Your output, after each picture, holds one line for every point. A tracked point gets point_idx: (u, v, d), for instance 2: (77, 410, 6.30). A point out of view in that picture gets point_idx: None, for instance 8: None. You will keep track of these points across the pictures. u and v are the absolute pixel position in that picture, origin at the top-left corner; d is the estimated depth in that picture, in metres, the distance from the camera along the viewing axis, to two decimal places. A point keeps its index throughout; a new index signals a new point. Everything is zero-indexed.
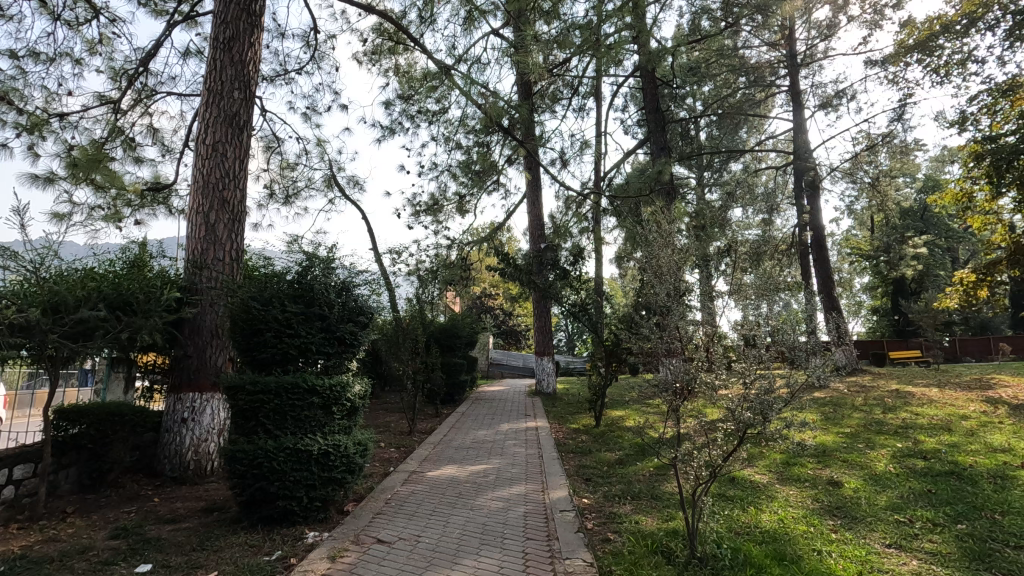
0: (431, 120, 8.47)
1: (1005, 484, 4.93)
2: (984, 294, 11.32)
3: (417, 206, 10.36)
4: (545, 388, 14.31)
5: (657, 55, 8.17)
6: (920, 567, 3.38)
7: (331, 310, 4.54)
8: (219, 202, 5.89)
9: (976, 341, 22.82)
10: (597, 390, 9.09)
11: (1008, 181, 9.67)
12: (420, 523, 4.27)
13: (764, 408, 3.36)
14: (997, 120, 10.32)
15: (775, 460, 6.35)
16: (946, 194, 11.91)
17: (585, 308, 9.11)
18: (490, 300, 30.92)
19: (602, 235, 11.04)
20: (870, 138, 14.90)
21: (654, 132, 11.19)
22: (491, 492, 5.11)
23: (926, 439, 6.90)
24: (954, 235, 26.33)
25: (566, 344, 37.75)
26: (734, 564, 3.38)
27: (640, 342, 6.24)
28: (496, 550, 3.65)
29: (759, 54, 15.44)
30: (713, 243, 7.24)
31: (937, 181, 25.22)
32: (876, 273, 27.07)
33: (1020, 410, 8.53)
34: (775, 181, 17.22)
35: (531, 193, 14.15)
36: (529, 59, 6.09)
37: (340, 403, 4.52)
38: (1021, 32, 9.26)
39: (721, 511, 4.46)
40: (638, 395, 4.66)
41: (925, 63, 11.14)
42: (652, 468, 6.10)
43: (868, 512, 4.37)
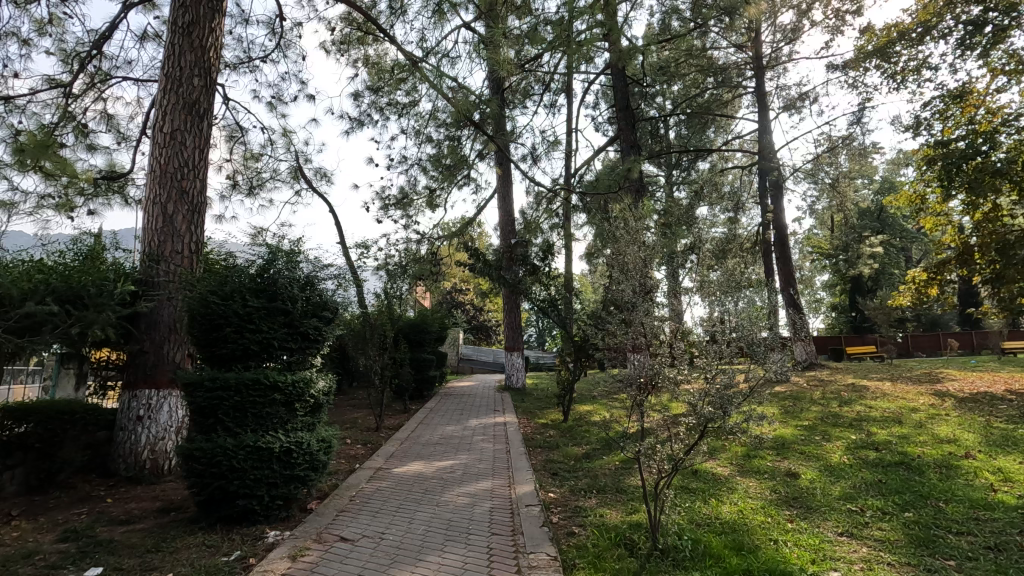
0: (401, 112, 8.36)
1: (950, 474, 5.17)
2: (935, 292, 11.87)
3: (386, 200, 10.22)
4: (514, 382, 14.36)
5: (628, 53, 8.22)
6: (869, 554, 3.53)
7: (295, 305, 4.44)
8: (177, 192, 5.69)
9: (927, 337, 23.88)
10: (565, 384, 9.25)
11: (958, 185, 10.11)
12: (385, 520, 4.22)
13: (724, 402, 3.44)
14: (949, 125, 10.78)
15: (736, 452, 6.51)
16: (900, 196, 12.38)
17: (554, 304, 9.18)
18: (460, 295, 30.81)
19: (572, 231, 11.11)
20: (831, 139, 15.39)
21: (624, 130, 11.30)
22: (457, 488, 5.09)
23: (878, 431, 7.18)
24: (908, 236, 27.43)
25: (536, 340, 37.99)
26: (694, 554, 3.47)
27: (607, 338, 6.33)
28: (461, 546, 3.65)
29: (726, 55, 15.76)
30: (680, 240, 7.37)
31: (892, 183, 26.22)
32: (835, 272, 28.01)
33: (966, 403, 8.97)
34: (740, 180, 17.62)
35: (501, 188, 14.11)
36: (499, 55, 6.08)
37: (304, 400, 4.41)
38: (970, 42, 9.66)
39: (682, 503, 4.55)
40: (605, 389, 4.73)
41: (884, 68, 11.54)
42: (618, 461, 6.20)
43: (823, 502, 4.53)
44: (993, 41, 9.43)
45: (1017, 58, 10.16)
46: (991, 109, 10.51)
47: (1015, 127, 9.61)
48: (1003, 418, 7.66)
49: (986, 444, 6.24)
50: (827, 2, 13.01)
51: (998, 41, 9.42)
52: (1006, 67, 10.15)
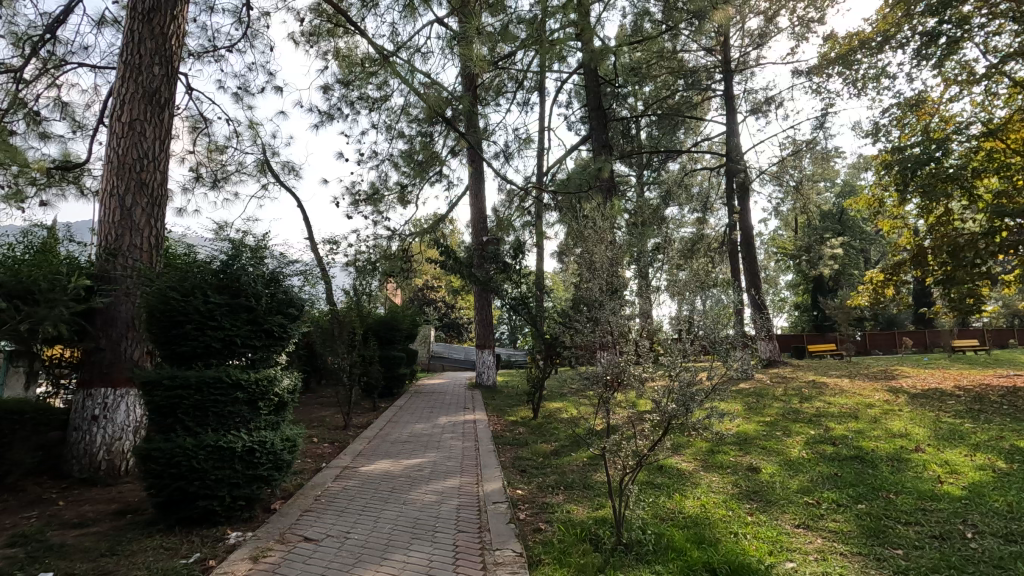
0: (372, 107, 8.24)
1: (901, 467, 5.40)
2: (891, 292, 12.36)
3: (356, 195, 10.07)
4: (485, 380, 14.36)
5: (600, 54, 8.28)
6: (823, 545, 3.66)
7: (259, 302, 4.35)
8: (137, 184, 5.50)
9: (884, 335, 24.82)
10: (535, 382, 9.31)
11: (913, 189, 10.47)
12: (350, 519, 4.18)
13: (687, 400, 3.50)
14: (906, 132, 11.19)
15: (701, 448, 6.67)
16: (860, 200, 12.83)
17: (525, 302, 9.20)
18: (432, 293, 30.65)
19: (543, 230, 11.16)
20: (796, 143, 15.84)
21: (596, 130, 11.42)
22: (425, 486, 5.08)
23: (835, 426, 7.46)
24: (868, 237, 28.45)
25: (508, 337, 38.00)
26: (657, 548, 3.54)
27: (577, 336, 6.40)
28: (427, 544, 3.64)
29: (696, 58, 16.05)
30: (649, 240, 7.48)
31: (853, 187, 27.13)
32: (798, 272, 28.84)
33: (917, 398, 9.37)
34: (709, 181, 17.95)
35: (473, 185, 14.08)
36: (471, 52, 6.04)
37: (268, 398, 4.33)
38: (926, 52, 10.04)
39: (647, 498, 4.64)
40: (573, 387, 4.78)
41: (846, 75, 11.91)
42: (585, 458, 6.27)
43: (781, 496, 4.68)
44: (947, 52, 9.83)
45: (968, 69, 10.62)
46: (944, 118, 10.99)
47: (967, 135, 10.05)
48: (952, 413, 8.01)
49: (934, 438, 6.52)
50: (793, 9, 13.36)
51: (951, 52, 9.83)
52: (958, 78, 10.61)
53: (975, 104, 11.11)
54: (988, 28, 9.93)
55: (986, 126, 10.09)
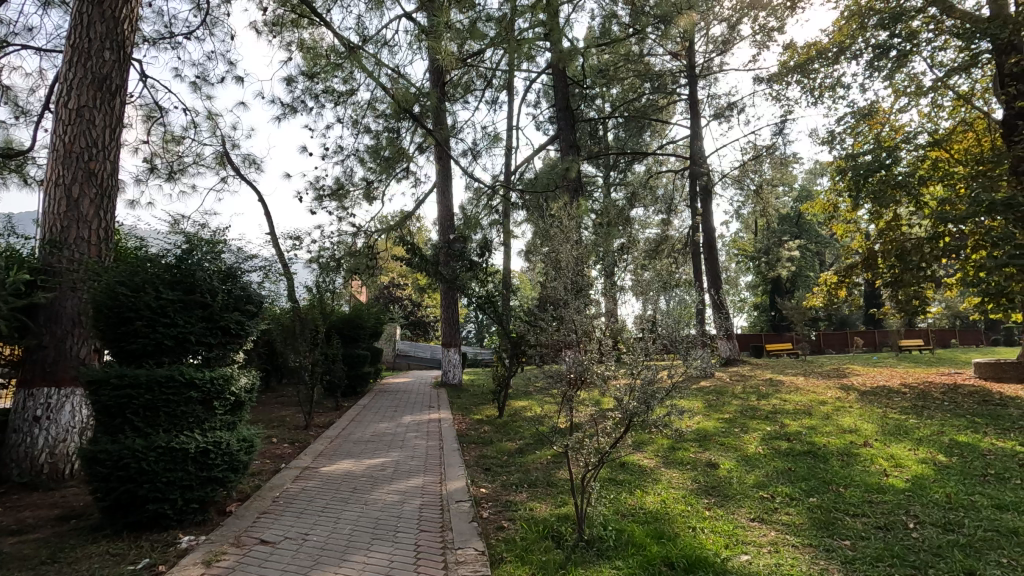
0: (337, 101, 8.09)
1: (851, 461, 5.63)
2: (844, 294, 12.85)
3: (320, 190, 9.85)
4: (451, 378, 14.29)
5: (569, 55, 8.33)
6: (776, 537, 3.78)
7: (215, 298, 4.21)
8: (84, 174, 5.25)
9: (837, 335, 25.82)
10: (501, 380, 9.31)
11: (865, 195, 10.92)
12: (309, 521, 4.09)
13: (647, 397, 3.56)
14: (858, 140, 11.66)
15: (662, 444, 6.79)
16: (816, 204, 13.31)
17: (491, 300, 9.17)
18: (398, 290, 30.35)
19: (510, 229, 11.17)
20: (756, 148, 16.32)
21: (563, 130, 11.49)
22: (388, 486, 5.02)
23: (790, 423, 7.71)
24: (822, 241, 29.57)
25: (474, 335, 37.81)
26: (617, 544, 3.60)
27: (542, 335, 6.42)
28: (388, 545, 3.60)
29: (662, 62, 16.32)
30: (614, 240, 7.56)
31: (809, 191, 28.09)
32: (758, 273, 29.72)
33: (867, 395, 9.79)
34: (673, 183, 18.30)
35: (440, 183, 13.97)
36: (439, 47, 5.99)
37: (223, 398, 4.20)
38: (879, 64, 10.47)
39: (609, 495, 4.70)
40: (538, 385, 4.81)
41: (803, 84, 12.32)
42: (549, 455, 6.31)
43: (738, 490, 4.81)
44: (897, 64, 10.28)
45: (916, 81, 11.14)
46: (894, 127, 11.52)
47: (915, 144, 10.54)
48: (897, 409, 8.41)
49: (881, 433, 6.82)
50: (755, 18, 13.73)
51: (901, 65, 10.28)
52: (907, 90, 11.11)
53: (923, 115, 11.67)
54: (935, 43, 10.43)
55: (932, 137, 10.61)
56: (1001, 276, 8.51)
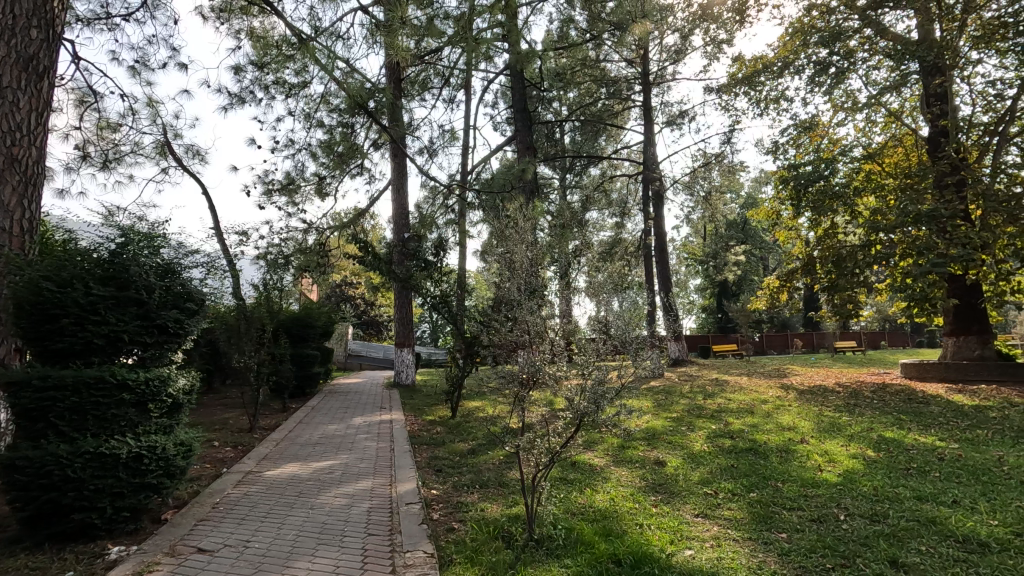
0: (288, 92, 7.83)
1: (788, 457, 5.91)
2: (785, 298, 13.47)
3: (269, 184, 9.52)
4: (404, 379, 14.10)
5: (526, 57, 8.37)
6: (719, 532, 3.92)
7: (151, 295, 4.01)
8: (6, 160, 4.88)
9: (778, 336, 27.01)
10: (454, 381, 9.25)
11: (805, 204, 11.48)
12: (251, 527, 3.95)
13: (597, 397, 3.63)
14: (800, 151, 12.24)
15: (612, 443, 6.91)
16: (761, 211, 13.89)
17: (446, 300, 9.10)
18: (351, 289, 29.74)
19: (466, 229, 11.13)
20: (705, 155, 16.89)
21: (520, 131, 11.54)
22: (335, 489, 4.91)
23: (733, 421, 8.02)
24: (766, 246, 30.92)
25: (429, 336, 37.40)
26: (567, 542, 3.64)
27: (495, 335, 6.42)
28: (334, 549, 3.51)
29: (618, 68, 16.65)
30: (569, 241, 7.64)
31: (754, 198, 29.26)
32: (706, 276, 30.77)
33: (805, 394, 10.28)
34: (627, 188, 18.69)
35: (395, 180, 13.77)
36: (395, 43, 5.92)
37: (160, 400, 3.99)
38: (819, 80, 11.02)
39: (560, 494, 4.75)
40: (491, 385, 4.80)
41: (751, 95, 12.82)
42: (501, 455, 6.32)
43: (684, 487, 4.96)
44: (836, 81, 10.85)
45: (852, 97, 11.80)
46: (833, 140, 12.17)
47: (851, 157, 11.16)
48: (832, 407, 8.88)
49: (816, 430, 7.18)
50: (706, 29, 14.20)
51: (839, 81, 10.86)
52: (844, 105, 11.75)
53: (858, 129, 12.37)
54: (870, 62, 11.07)
55: (866, 151, 11.25)
56: (925, 282, 9.11)
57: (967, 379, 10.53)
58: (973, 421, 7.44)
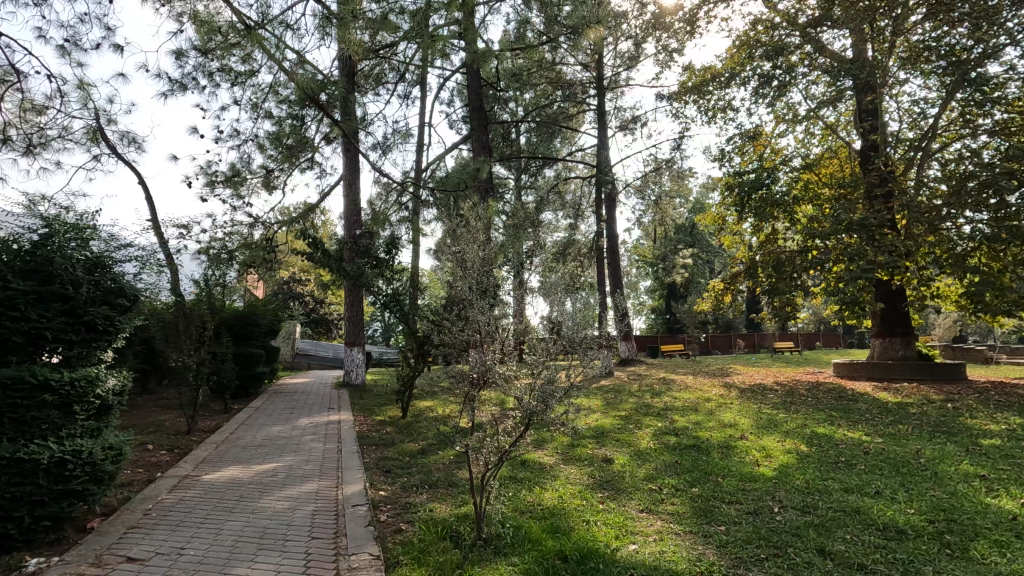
0: (234, 81, 7.53)
1: (728, 452, 6.15)
2: (728, 300, 14.02)
3: (212, 176, 9.12)
4: (353, 379, 13.80)
5: (483, 56, 8.35)
6: (662, 526, 4.04)
7: (78, 290, 3.78)
8: None
9: (722, 337, 27.98)
10: (405, 380, 9.12)
11: (749, 209, 11.98)
12: (187, 533, 3.78)
13: (546, 396, 3.69)
14: (744, 159, 12.76)
15: (561, 442, 7.00)
16: (708, 216, 14.39)
17: (398, 299, 8.97)
18: (299, 286, 28.90)
19: (419, 227, 11.01)
20: (656, 160, 17.35)
21: (476, 130, 11.52)
22: (278, 492, 4.76)
23: (679, 418, 8.29)
24: (712, 250, 32.08)
25: (380, 334, 36.77)
26: (514, 540, 3.66)
27: (447, 335, 6.38)
28: (276, 554, 3.41)
29: (573, 72, 16.88)
30: (523, 241, 7.69)
31: (701, 204, 30.31)
32: (655, 278, 31.64)
33: (745, 392, 10.72)
34: (581, 190, 18.96)
35: (347, 175, 13.45)
36: (348, 37, 5.79)
37: (86, 401, 3.76)
38: (763, 92, 11.52)
39: (509, 493, 4.77)
40: (442, 385, 4.78)
41: (700, 104, 13.26)
42: (452, 455, 6.30)
43: (630, 483, 5.10)
44: (778, 93, 11.37)
45: (793, 110, 12.41)
46: (774, 150, 12.76)
47: (790, 166, 11.72)
48: (770, 405, 9.30)
49: (755, 426, 7.51)
50: (658, 38, 14.58)
51: (781, 93, 11.38)
52: (786, 117, 12.33)
53: (798, 140, 13.01)
54: (809, 77, 11.66)
55: (805, 161, 11.86)
56: (856, 287, 9.67)
57: (891, 378, 11.26)
58: (895, 416, 7.97)
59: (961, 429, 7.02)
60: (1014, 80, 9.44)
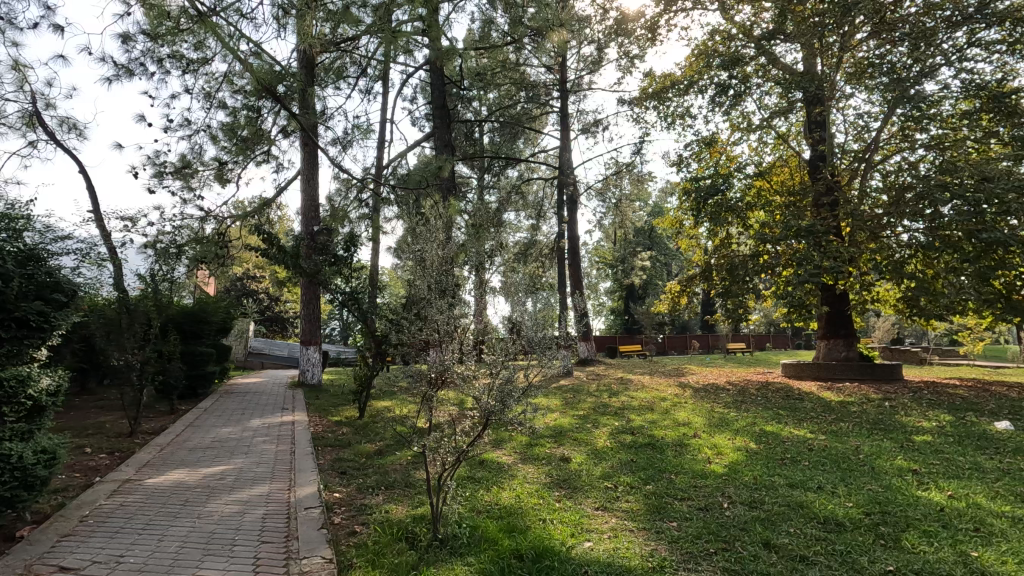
0: (186, 68, 7.24)
1: (682, 450, 6.31)
2: (684, 301, 14.40)
3: (161, 166, 8.73)
4: (309, 379, 13.45)
5: (447, 53, 8.29)
6: (616, 523, 4.11)
7: (9, 284, 3.57)
8: None
9: (678, 338, 28.61)
10: (363, 381, 8.96)
11: (705, 214, 12.34)
12: (127, 540, 3.61)
13: (504, 395, 3.71)
14: (701, 165, 13.12)
15: (519, 442, 7.03)
16: (666, 220, 14.72)
17: (356, 298, 8.80)
18: (253, 282, 28.00)
19: (380, 224, 10.85)
20: (617, 164, 17.65)
21: (439, 128, 11.44)
22: (226, 496, 4.60)
23: (635, 418, 8.45)
24: (669, 253, 32.84)
25: (338, 334, 36.04)
26: (470, 541, 3.65)
27: (406, 334, 6.31)
28: (222, 560, 3.30)
29: (537, 73, 16.99)
30: (484, 241, 7.68)
31: (660, 207, 31.00)
32: (615, 280, 32.16)
33: (699, 392, 11.02)
34: (543, 191, 19.09)
35: (305, 170, 13.11)
36: (306, 29, 5.65)
37: (16, 403, 3.53)
38: (719, 100, 11.88)
39: (467, 493, 4.76)
40: (401, 385, 4.72)
41: (660, 110, 13.56)
42: (409, 456, 6.22)
43: (587, 482, 5.17)
44: (733, 102, 11.75)
45: (747, 119, 12.84)
46: (730, 157, 13.17)
47: (744, 173, 12.12)
48: (722, 404, 9.60)
49: (708, 425, 7.74)
50: (620, 44, 14.83)
51: (736, 103, 11.76)
52: (741, 126, 12.75)
53: (751, 149, 13.48)
54: (763, 88, 12.09)
55: (757, 169, 12.29)
56: (803, 291, 10.11)
57: (835, 378, 11.79)
58: (837, 414, 8.36)
59: (896, 427, 7.43)
60: (948, 98, 10.04)
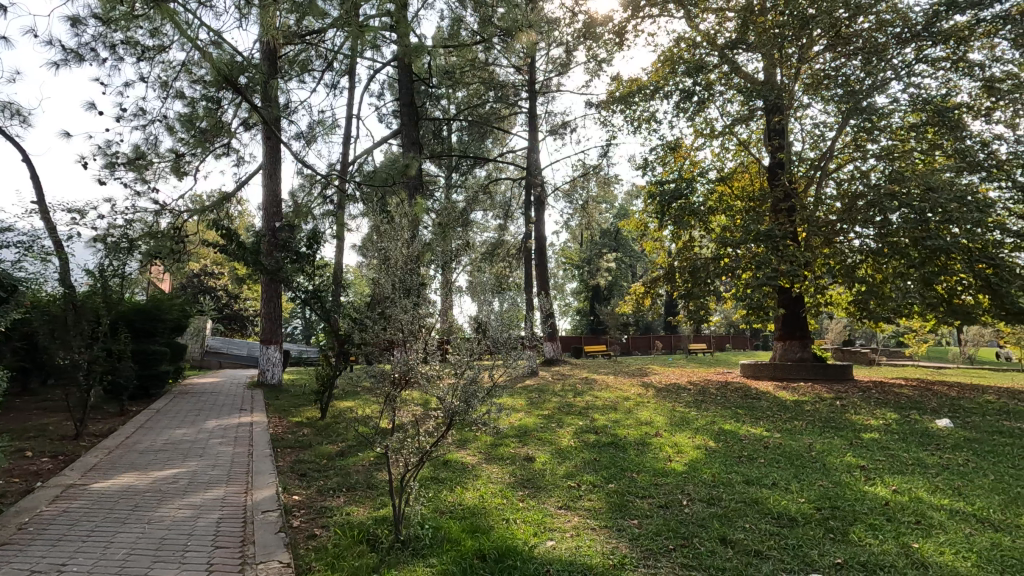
0: (140, 56, 6.96)
1: (644, 449, 6.42)
2: (648, 303, 14.65)
3: (113, 156, 8.35)
4: (268, 378, 13.09)
5: (415, 50, 8.21)
6: (579, 522, 4.15)
7: None
8: None
9: (642, 339, 29.08)
10: (325, 381, 8.78)
11: (668, 217, 12.59)
12: (70, 548, 3.44)
13: (467, 395, 3.70)
14: (666, 169, 13.38)
15: (484, 441, 7.02)
16: (631, 222, 14.95)
17: (319, 296, 8.63)
18: (210, 279, 27.06)
19: (344, 222, 10.66)
20: (584, 165, 17.84)
21: (406, 125, 11.32)
22: (179, 500, 4.43)
23: (599, 417, 8.54)
24: (634, 254, 33.35)
25: (300, 333, 35.20)
26: (433, 541, 3.63)
27: (370, 333, 6.22)
28: (173, 566, 3.19)
29: (506, 74, 17.01)
30: (451, 240, 7.64)
31: (625, 210, 31.45)
32: (581, 280, 32.45)
33: (661, 391, 11.23)
34: (511, 191, 19.12)
35: (267, 164, 12.77)
36: (269, 20, 5.50)
37: None
38: (684, 106, 12.13)
39: (430, 494, 4.72)
40: (364, 385, 4.65)
41: (626, 113, 13.76)
42: (372, 457, 6.13)
43: (550, 481, 5.20)
44: (697, 108, 12.02)
45: (710, 125, 13.16)
46: (693, 162, 13.47)
47: (707, 178, 12.42)
48: (683, 403, 9.81)
49: (669, 424, 7.90)
50: (588, 47, 14.99)
51: (700, 109, 12.04)
52: (704, 132, 13.05)
53: (714, 154, 13.82)
54: (725, 95, 12.42)
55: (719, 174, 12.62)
56: (761, 293, 10.43)
57: (791, 378, 12.20)
58: (791, 413, 8.66)
59: (846, 424, 7.74)
60: (897, 111, 10.53)
